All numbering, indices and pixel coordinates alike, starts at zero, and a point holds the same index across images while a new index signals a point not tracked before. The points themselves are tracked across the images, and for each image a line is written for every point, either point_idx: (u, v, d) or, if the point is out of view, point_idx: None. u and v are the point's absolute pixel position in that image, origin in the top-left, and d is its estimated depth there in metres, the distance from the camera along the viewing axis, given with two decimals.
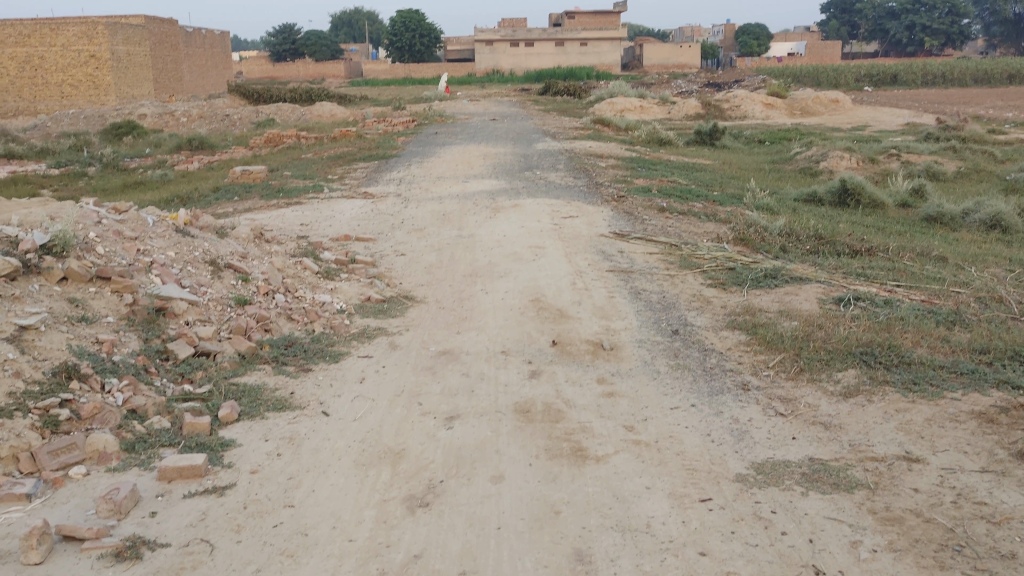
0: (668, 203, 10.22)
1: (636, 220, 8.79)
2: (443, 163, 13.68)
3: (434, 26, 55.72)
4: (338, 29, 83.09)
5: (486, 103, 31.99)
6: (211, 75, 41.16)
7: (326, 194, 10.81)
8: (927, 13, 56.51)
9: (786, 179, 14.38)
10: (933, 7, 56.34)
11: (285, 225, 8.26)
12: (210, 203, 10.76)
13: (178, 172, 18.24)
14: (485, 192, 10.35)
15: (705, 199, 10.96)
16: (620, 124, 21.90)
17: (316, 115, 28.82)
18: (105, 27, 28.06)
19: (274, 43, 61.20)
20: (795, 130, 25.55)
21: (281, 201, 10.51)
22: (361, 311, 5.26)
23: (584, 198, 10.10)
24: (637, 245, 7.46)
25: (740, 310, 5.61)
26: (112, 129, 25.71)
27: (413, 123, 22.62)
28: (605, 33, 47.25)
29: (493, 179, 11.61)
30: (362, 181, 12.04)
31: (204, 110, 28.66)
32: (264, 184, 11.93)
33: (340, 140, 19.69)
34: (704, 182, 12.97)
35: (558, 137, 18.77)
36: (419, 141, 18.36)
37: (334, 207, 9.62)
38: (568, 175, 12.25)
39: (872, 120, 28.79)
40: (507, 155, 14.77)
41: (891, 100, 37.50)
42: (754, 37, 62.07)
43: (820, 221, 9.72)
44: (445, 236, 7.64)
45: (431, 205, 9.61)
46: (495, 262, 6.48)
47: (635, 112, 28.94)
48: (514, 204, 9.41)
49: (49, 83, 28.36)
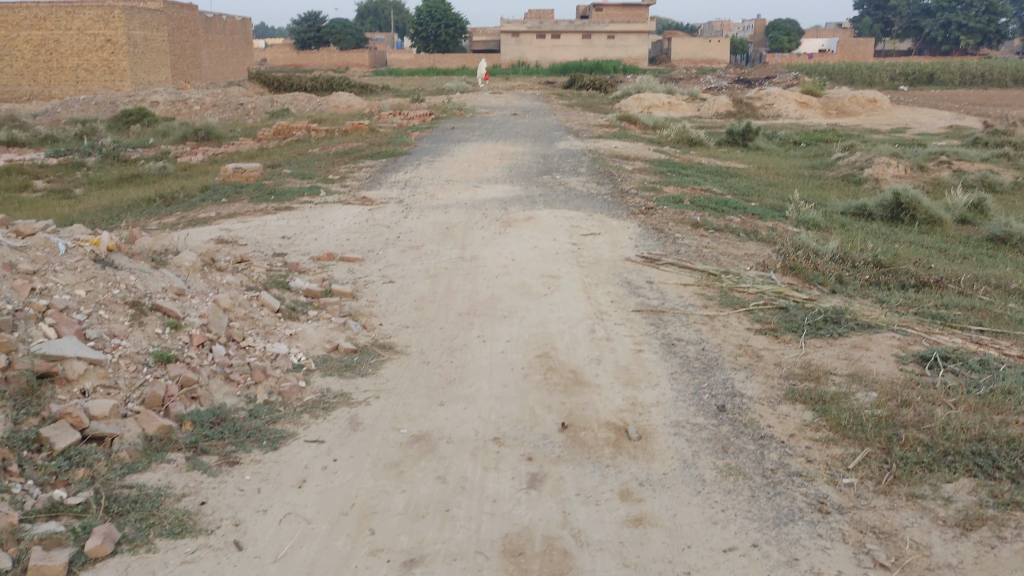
0: (702, 216, 9.08)
1: (665, 239, 7.67)
2: (455, 164, 12.59)
3: (460, 15, 54.60)
4: (364, 17, 82.29)
5: (509, 96, 30.87)
6: (231, 62, 40.25)
7: (321, 197, 9.78)
8: (964, 11, 54.77)
9: (831, 188, 13.23)
10: (969, 5, 54.60)
11: (264, 238, 7.20)
12: (194, 206, 9.75)
13: (181, 166, 17.30)
14: (495, 200, 9.28)
15: (742, 211, 9.82)
16: (647, 122, 20.76)
17: (332, 106, 27.84)
18: (122, 11, 27.22)
19: (298, 30, 60.30)
20: (832, 131, 24.32)
21: (271, 204, 9.49)
22: (323, 367, 4.18)
23: (608, 209, 8.98)
24: (668, 274, 6.36)
25: (798, 373, 4.48)
26: (122, 117, 24.81)
27: (430, 116, 21.59)
28: (633, 26, 46.04)
29: (506, 184, 10.52)
30: (364, 182, 11.01)
31: (218, 98, 27.74)
32: (258, 184, 10.90)
33: (352, 134, 18.68)
34: (740, 191, 11.83)
35: (582, 135, 17.67)
36: (434, 137, 17.31)
37: (325, 215, 8.56)
38: (591, 181, 11.16)
39: (912, 122, 27.46)
40: (525, 156, 13.65)
41: (929, 100, 36.13)
42: (785, 32, 60.61)
43: (875, 242, 8.56)
44: (443, 257, 6.55)
45: (433, 214, 8.54)
46: (499, 296, 5.39)
47: (662, 109, 27.73)
48: (527, 216, 8.32)
49: (64, 67, 27.55)
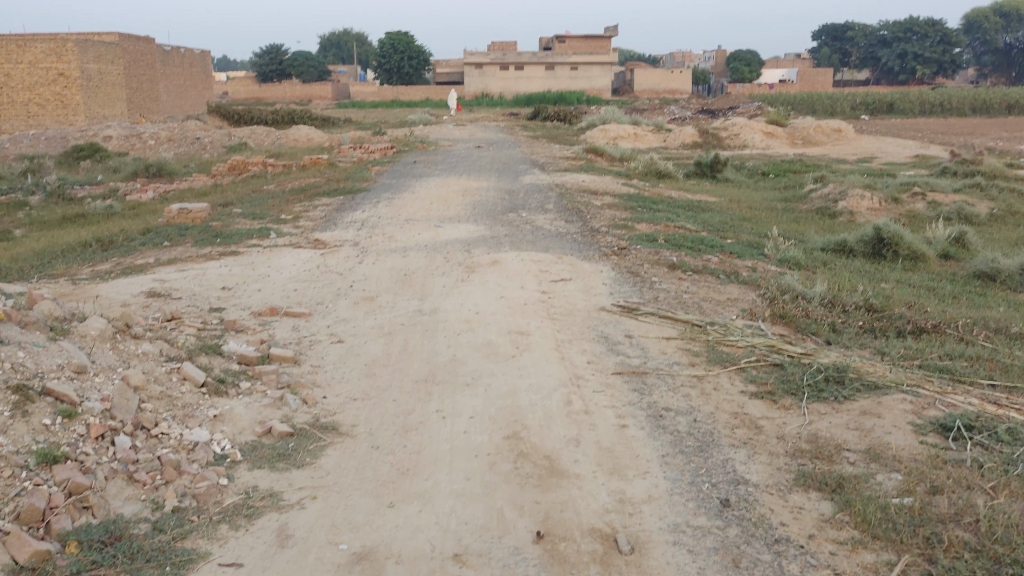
0: (678, 257, 8.56)
1: (641, 284, 7.11)
2: (417, 201, 12.01)
3: (423, 47, 54.32)
4: (326, 50, 82.01)
5: (472, 128, 30.42)
6: (190, 95, 39.47)
7: (271, 240, 9.13)
8: (919, 41, 55.50)
9: (807, 223, 12.80)
10: (924, 35, 55.33)
11: (202, 289, 6.53)
12: (131, 251, 9.06)
13: (130, 204, 16.53)
14: (458, 242, 8.68)
15: (718, 249, 9.34)
16: (614, 154, 20.36)
17: (292, 139, 27.19)
18: (75, 44, 26.50)
19: (260, 63, 59.68)
20: (799, 162, 24.11)
21: (217, 249, 8.82)
22: (252, 457, 3.50)
23: (579, 250, 8.43)
24: (649, 326, 5.78)
25: (807, 450, 3.88)
26: (73, 153, 23.98)
27: (392, 150, 21.04)
28: (596, 57, 45.99)
29: (470, 223, 9.94)
30: (320, 222, 10.37)
31: (174, 132, 26.97)
32: (205, 225, 10.22)
33: (310, 169, 18.06)
34: (714, 226, 11.37)
35: (548, 168, 17.18)
36: (395, 172, 16.73)
37: (274, 261, 7.89)
38: (559, 218, 10.62)
39: (878, 151, 27.37)
40: (490, 192, 13.10)
41: (892, 129, 36.26)
42: (745, 63, 61.07)
43: (862, 283, 8.07)
44: (399, 309, 5.92)
45: (392, 259, 7.91)
46: (461, 359, 4.77)
47: (627, 141, 27.41)
48: (492, 260, 7.73)
49: (14, 102, 26.67)
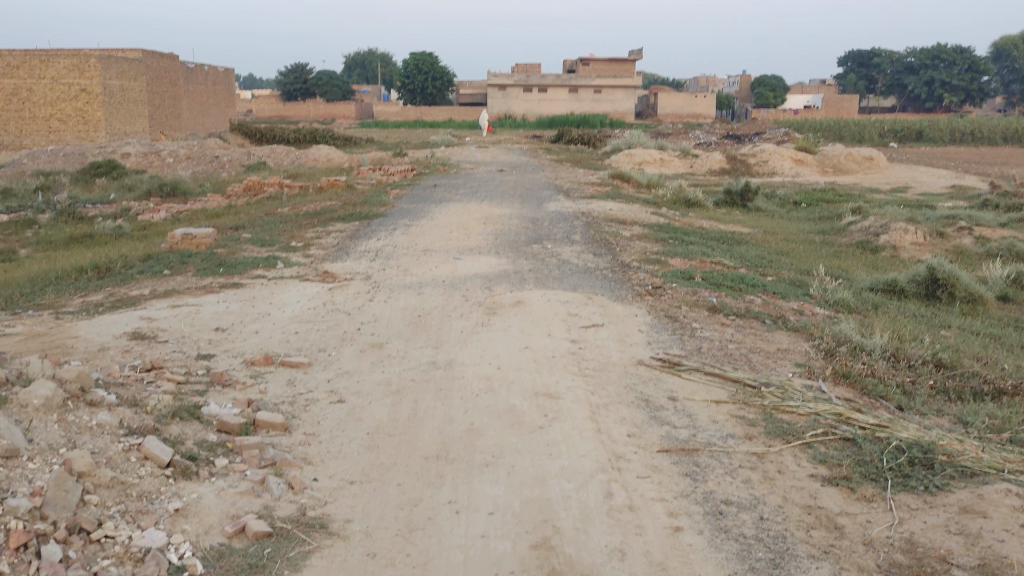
0: (718, 298, 7.85)
1: (680, 331, 6.40)
2: (435, 229, 11.36)
3: (447, 68, 54.02)
4: (351, 70, 82.22)
5: (494, 150, 29.85)
6: (212, 113, 39.16)
7: (278, 271, 8.50)
8: (947, 69, 54.65)
9: (849, 260, 12.05)
10: (952, 63, 54.49)
11: (192, 330, 5.87)
12: (128, 280, 8.44)
13: (141, 225, 16.00)
14: (478, 277, 8.01)
15: (760, 288, 8.62)
16: (641, 181, 19.68)
17: (311, 159, 26.69)
18: (98, 59, 26.29)
19: (284, 82, 59.65)
20: (831, 190, 23.35)
21: (219, 280, 8.19)
22: (216, 570, 2.80)
23: (609, 288, 7.73)
24: (695, 387, 5.05)
25: (906, 567, 3.14)
26: (90, 169, 23.58)
27: (412, 172, 20.46)
28: (620, 80, 45.43)
29: (491, 255, 9.28)
30: (332, 251, 9.75)
31: (193, 150, 26.55)
32: (209, 252, 9.59)
33: (327, 191, 17.49)
34: (752, 261, 10.64)
35: (574, 194, 16.51)
36: (414, 196, 16.12)
37: (276, 296, 7.23)
38: (587, 251, 9.92)
39: (911, 181, 26.52)
40: (513, 220, 12.44)
41: (923, 158, 35.38)
42: (770, 88, 60.38)
43: (925, 332, 7.30)
44: (410, 361, 5.23)
45: (405, 295, 7.24)
46: (480, 429, 4.08)
47: (653, 166, 26.73)
48: (516, 299, 7.04)
49: (36, 117, 26.39)
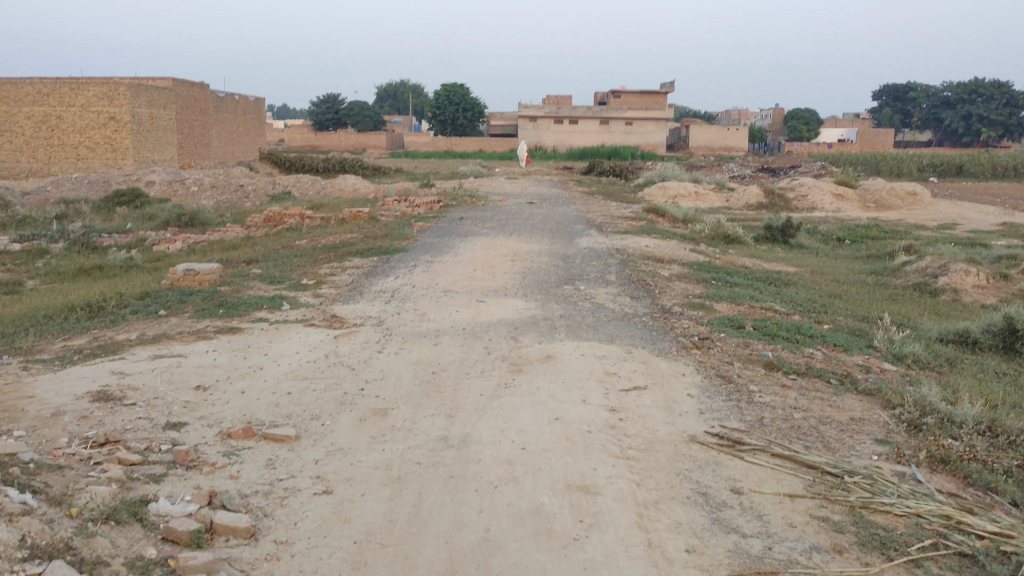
0: (773, 352, 6.95)
1: (736, 395, 5.48)
2: (458, 267, 10.55)
3: (478, 99, 53.62)
4: (383, 101, 82.46)
5: (524, 182, 29.14)
6: (242, 141, 38.77)
7: (282, 315, 7.69)
8: (985, 103, 53.44)
9: (907, 305, 11.08)
10: (990, 97, 53.28)
11: (168, 390, 5.03)
12: (118, 322, 7.67)
13: (155, 256, 15.35)
14: (502, 324, 7.15)
15: (819, 338, 7.72)
16: (677, 215, 18.81)
17: (337, 189, 26.08)
18: (127, 88, 25.89)
19: (316, 112, 59.66)
20: (875, 227, 22.32)
21: (216, 324, 7.38)
22: None
23: (651, 340, 6.83)
24: (763, 476, 4.12)
25: None
26: (113, 197, 23.10)
27: (438, 204, 19.76)
28: (652, 112, 44.69)
29: (518, 298, 8.43)
30: (346, 291, 8.95)
31: (219, 179, 26.05)
32: (212, 290, 8.81)
33: (349, 223, 16.78)
34: (805, 306, 9.72)
35: (607, 229, 15.68)
36: (439, 229, 15.36)
37: (274, 345, 6.37)
38: (623, 294, 9.04)
39: (959, 217, 25.41)
40: (542, 257, 11.60)
41: (966, 192, 34.21)
42: (804, 121, 59.38)
43: (1016, 395, 6.33)
44: (418, 435, 4.36)
45: (419, 346, 6.38)
46: (500, 544, 3.22)
47: (687, 200, 25.85)
48: (545, 353, 6.16)
49: (65, 144, 26.18)
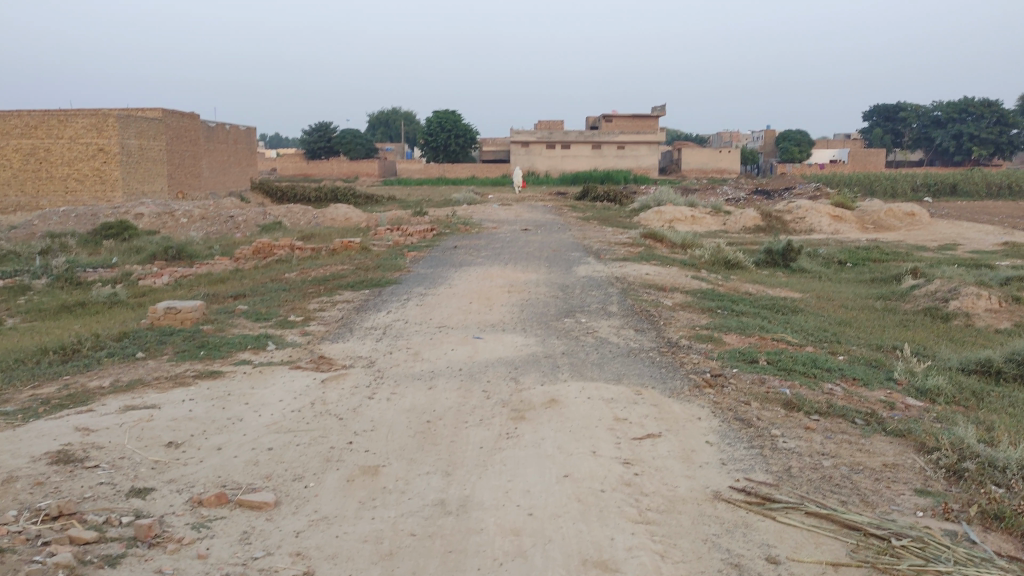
0: (791, 389, 6.52)
1: (757, 441, 5.04)
2: (453, 299, 10.11)
3: (470, 126, 53.44)
4: (375, 129, 82.45)
5: (518, 208, 28.80)
6: (234, 171, 38.39)
7: (267, 356, 7.24)
8: (975, 122, 53.45)
9: (920, 331, 10.67)
10: (980, 116, 53.28)
11: (136, 448, 4.57)
12: (92, 366, 7.21)
13: (140, 292, 14.89)
14: (501, 364, 6.71)
15: (836, 372, 7.30)
16: (675, 240, 18.45)
17: (329, 218, 25.69)
18: (116, 119, 25.42)
19: (309, 140, 59.43)
20: (875, 249, 21.96)
21: (196, 367, 6.93)
22: None
23: (661, 379, 6.40)
24: (799, 540, 3.67)
25: None
26: (100, 230, 22.66)
27: (432, 233, 19.35)
28: (644, 136, 44.52)
29: (517, 333, 7.99)
30: (335, 328, 8.51)
31: (209, 210, 25.65)
32: (193, 330, 8.37)
33: (340, 254, 16.37)
34: (817, 336, 9.30)
35: (605, 256, 15.27)
36: (432, 259, 14.94)
37: (256, 391, 5.90)
38: (627, 327, 8.61)
39: (959, 238, 25.08)
40: (540, 287, 11.18)
41: (962, 212, 33.95)
42: (796, 142, 59.30)
43: None
44: (412, 500, 3.91)
45: (414, 390, 5.93)
46: None
47: (684, 224, 25.51)
48: (550, 397, 5.71)
49: (53, 177, 25.79)
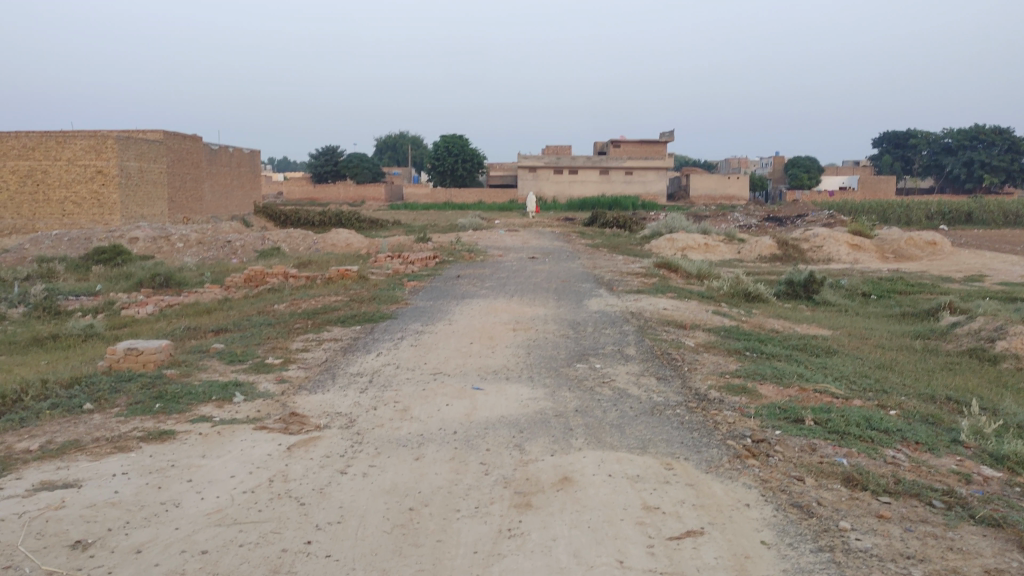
0: (849, 460, 5.47)
1: (825, 540, 4.00)
2: (452, 339, 9.07)
3: (477, 151, 52.69)
4: (382, 153, 82.06)
5: (524, 234, 27.88)
6: (237, 195, 37.51)
7: (232, 412, 6.20)
8: (986, 150, 52.52)
9: (967, 376, 9.63)
10: (991, 143, 52.38)
11: (28, 555, 3.55)
12: (28, 422, 6.17)
13: (121, 322, 13.90)
14: (503, 425, 5.66)
15: (895, 433, 6.25)
16: (690, 269, 17.45)
17: (329, 244, 24.76)
18: (115, 141, 24.56)
19: (315, 163, 58.84)
20: (900, 279, 20.91)
21: (147, 425, 5.89)
22: None
23: (693, 446, 5.35)
24: None
25: None
26: (93, 255, 21.77)
27: (435, 260, 18.39)
28: (653, 161, 43.68)
29: (523, 383, 6.95)
30: (316, 374, 7.47)
31: (206, 235, 24.75)
32: (156, 375, 7.35)
33: (335, 283, 15.40)
34: (860, 384, 8.25)
35: (617, 288, 14.28)
36: (433, 290, 13.95)
37: (205, 462, 4.87)
38: (647, 374, 7.56)
39: (983, 268, 24.03)
40: (548, 325, 10.15)
41: (980, 241, 32.91)
42: (805, 169, 58.40)
43: None
44: None
45: (399, 461, 4.90)
46: None
47: (697, 252, 24.53)
48: (562, 473, 4.67)
49: (51, 200, 24.94)
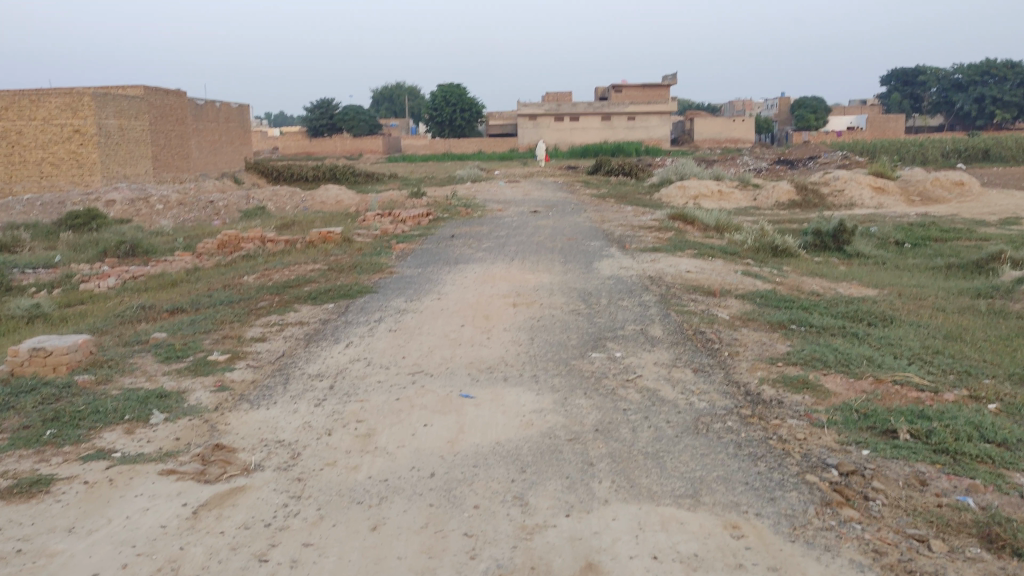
0: (976, 499, 3.94)
1: None
2: (439, 321, 7.51)
3: (476, 99, 50.68)
4: (379, 106, 79.78)
5: (525, 185, 26.22)
6: (227, 152, 35.68)
7: (141, 443, 4.68)
8: (998, 85, 50.24)
9: None
10: (1003, 78, 50.12)
11: None
12: None
13: (77, 298, 12.38)
14: (499, 461, 4.14)
15: (1016, 444, 4.70)
16: (708, 221, 15.83)
17: (318, 202, 23.13)
18: (93, 97, 22.81)
19: (310, 117, 56.85)
20: (931, 224, 19.28)
21: (18, 468, 4.38)
22: None
23: (763, 490, 3.83)
24: None
25: None
26: (67, 220, 20.19)
27: (428, 218, 16.82)
28: (656, 105, 41.74)
29: (524, 387, 5.41)
30: (264, 377, 5.92)
31: (187, 194, 23.09)
32: (64, 383, 5.84)
33: (316, 247, 13.84)
34: (939, 367, 6.69)
35: (629, 246, 12.71)
36: (422, 253, 12.40)
37: (66, 545, 3.38)
38: (680, 366, 6.02)
39: (1016, 210, 22.38)
40: (555, 297, 8.59)
41: (1002, 180, 31.15)
42: (812, 109, 56.27)
43: None
44: None
45: (347, 535, 3.39)
46: None
47: (710, 201, 22.85)
48: (583, 555, 3.18)
49: (27, 161, 23.24)
